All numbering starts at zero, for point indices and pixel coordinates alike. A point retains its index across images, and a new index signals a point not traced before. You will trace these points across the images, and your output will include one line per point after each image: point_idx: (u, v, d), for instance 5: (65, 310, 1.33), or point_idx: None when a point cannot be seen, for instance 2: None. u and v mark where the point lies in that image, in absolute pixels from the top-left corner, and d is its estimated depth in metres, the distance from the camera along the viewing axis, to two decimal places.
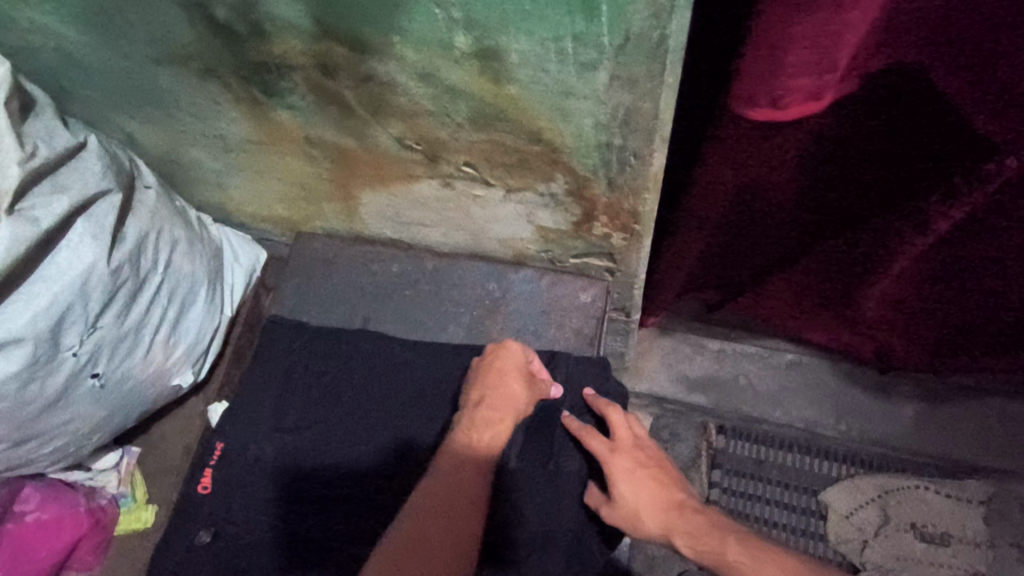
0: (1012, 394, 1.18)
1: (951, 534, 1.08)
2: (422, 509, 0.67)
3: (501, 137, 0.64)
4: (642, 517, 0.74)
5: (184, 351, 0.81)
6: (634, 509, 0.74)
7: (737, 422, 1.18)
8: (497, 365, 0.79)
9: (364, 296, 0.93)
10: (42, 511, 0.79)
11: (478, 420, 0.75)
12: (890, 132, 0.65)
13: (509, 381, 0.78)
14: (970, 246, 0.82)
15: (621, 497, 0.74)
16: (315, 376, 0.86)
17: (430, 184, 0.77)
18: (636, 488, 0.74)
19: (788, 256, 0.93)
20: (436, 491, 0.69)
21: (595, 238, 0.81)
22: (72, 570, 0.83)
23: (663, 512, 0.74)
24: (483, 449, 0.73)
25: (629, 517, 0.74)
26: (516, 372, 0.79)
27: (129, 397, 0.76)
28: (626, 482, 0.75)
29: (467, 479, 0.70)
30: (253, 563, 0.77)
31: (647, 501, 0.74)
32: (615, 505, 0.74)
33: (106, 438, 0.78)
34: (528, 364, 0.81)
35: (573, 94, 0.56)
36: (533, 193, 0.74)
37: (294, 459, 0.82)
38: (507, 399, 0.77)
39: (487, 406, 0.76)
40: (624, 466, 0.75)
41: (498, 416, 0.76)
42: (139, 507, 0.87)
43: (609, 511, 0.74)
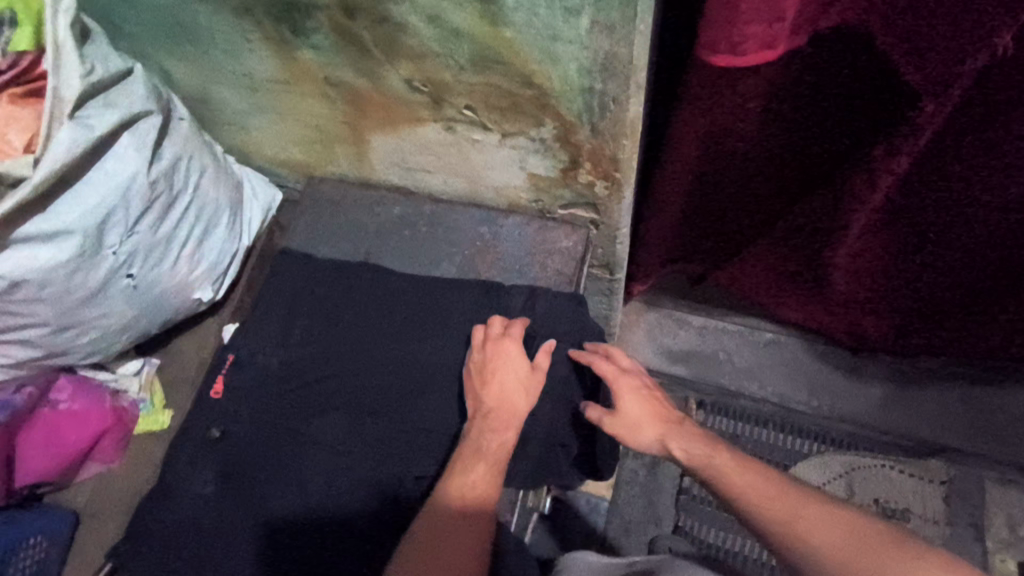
0: (976, 378, 1.25)
1: (912, 511, 1.15)
2: (435, 528, 0.68)
3: (498, 79, 0.74)
4: (642, 427, 0.81)
5: (205, 269, 0.91)
6: (635, 418, 0.81)
7: (717, 398, 1.27)
8: (499, 376, 0.80)
9: (368, 235, 1.01)
10: (74, 402, 0.89)
11: (483, 424, 0.78)
12: (830, 91, 0.74)
13: (510, 383, 0.81)
14: (925, 211, 0.89)
15: (625, 408, 0.82)
16: (321, 300, 0.95)
17: (436, 128, 0.86)
18: (640, 403, 0.82)
19: (767, 220, 1.01)
20: (444, 502, 0.70)
21: (580, 187, 0.90)
22: (95, 462, 0.92)
23: (661, 423, 0.81)
24: (491, 456, 0.75)
25: (629, 426, 0.81)
26: (518, 371, 0.81)
27: (155, 301, 0.85)
28: (631, 397, 0.82)
29: (480, 483, 0.72)
30: (258, 457, 0.86)
31: (646, 413, 0.81)
32: (618, 416, 0.81)
33: (133, 340, 0.88)
34: (527, 368, 0.82)
35: (560, 38, 0.66)
36: (526, 138, 0.83)
37: (298, 369, 0.91)
38: (511, 410, 0.79)
39: (490, 410, 0.79)
40: (630, 384, 0.83)
41: (502, 421, 0.78)
42: (157, 411, 0.96)
43: (612, 421, 0.81)
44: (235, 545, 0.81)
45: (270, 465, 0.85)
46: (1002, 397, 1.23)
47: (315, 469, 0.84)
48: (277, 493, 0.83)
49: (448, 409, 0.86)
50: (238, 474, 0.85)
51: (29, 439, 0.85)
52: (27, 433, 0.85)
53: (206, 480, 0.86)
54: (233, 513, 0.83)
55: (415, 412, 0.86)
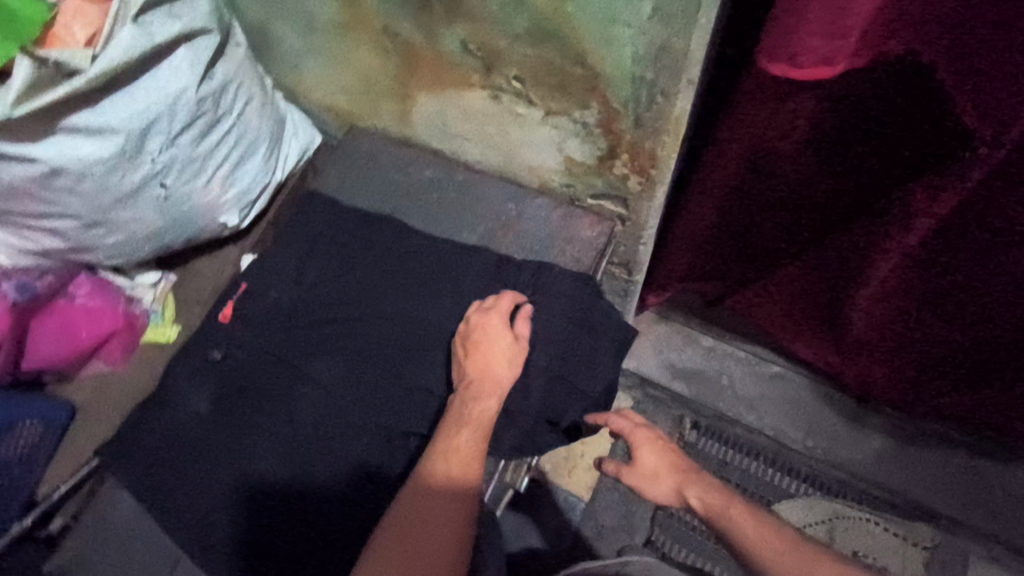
0: (979, 450, 1.22)
1: (889, 569, 1.14)
2: (413, 500, 0.71)
3: (551, 55, 0.75)
4: (661, 476, 0.81)
5: (235, 194, 0.93)
6: (651, 470, 0.81)
7: (713, 421, 1.28)
8: (482, 345, 0.81)
9: (398, 192, 1.02)
10: (90, 298, 0.91)
11: (465, 393, 0.79)
12: (877, 125, 0.74)
13: (493, 351, 0.81)
14: (958, 272, 0.87)
15: (641, 459, 0.82)
16: (339, 246, 0.96)
17: (482, 96, 0.87)
18: (656, 455, 0.82)
19: (793, 253, 1.00)
20: (423, 473, 0.73)
21: (613, 178, 0.90)
22: (99, 362, 0.93)
23: (679, 472, 0.81)
24: (472, 423, 0.76)
25: (646, 478, 0.81)
26: (503, 341, 0.82)
27: (183, 217, 0.88)
28: (646, 446, 0.83)
29: (460, 451, 0.74)
30: (254, 384, 0.88)
31: (664, 463, 0.81)
32: (635, 469, 0.82)
33: (156, 250, 0.91)
34: (511, 338, 0.83)
35: (620, 21, 0.66)
36: (568, 119, 0.83)
37: (305, 307, 0.92)
38: (492, 379, 0.80)
39: (473, 377, 0.79)
40: (646, 436, 0.84)
41: (484, 390, 0.79)
42: (166, 324, 0.97)
43: (629, 473, 0.82)
44: (218, 466, 0.83)
45: (264, 392, 0.87)
46: (1001, 472, 1.20)
47: (303, 405, 0.85)
48: (266, 423, 0.85)
49: (442, 369, 0.85)
50: (234, 397, 0.87)
51: (43, 324, 0.88)
52: (42, 318, 0.88)
53: (201, 399, 0.88)
54: (219, 432, 0.85)
55: (411, 368, 0.86)
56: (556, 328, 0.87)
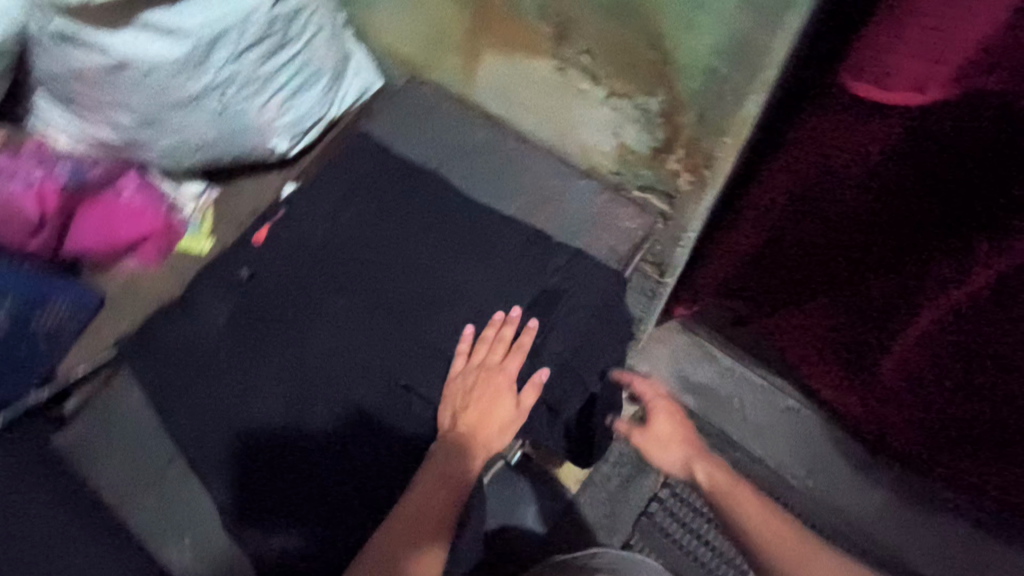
0: (988, 528, 1.17)
1: None
2: (389, 547, 0.72)
3: (628, 33, 0.74)
4: (671, 446, 0.87)
5: (289, 121, 0.93)
6: (662, 437, 0.87)
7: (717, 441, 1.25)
8: (482, 406, 0.80)
9: (446, 149, 1.00)
10: (135, 195, 0.93)
11: (458, 442, 0.78)
12: (947, 173, 0.71)
13: (493, 418, 0.80)
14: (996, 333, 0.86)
15: (655, 426, 0.88)
16: (380, 191, 0.95)
17: (549, 65, 0.86)
18: (671, 425, 0.88)
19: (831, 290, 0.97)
20: (401, 522, 0.74)
21: (665, 173, 0.89)
22: (131, 260, 0.95)
23: (690, 446, 0.86)
24: (454, 485, 0.76)
25: (655, 443, 0.87)
26: (505, 408, 0.81)
27: (236, 133, 0.90)
28: (663, 415, 0.89)
29: (439, 508, 0.75)
30: (273, 308, 0.87)
31: (677, 435, 0.87)
32: (647, 433, 0.87)
33: (205, 163, 0.93)
34: (512, 406, 0.81)
35: (705, 7, 0.64)
36: (631, 103, 0.82)
37: (335, 244, 0.91)
38: (481, 442, 0.79)
39: (470, 430, 0.79)
40: (663, 407, 0.89)
41: (470, 453, 0.78)
42: (202, 236, 0.98)
43: (640, 436, 0.87)
44: (224, 381, 0.84)
45: (280, 317, 0.87)
46: (1007, 554, 1.15)
47: (314, 341, 0.85)
48: (276, 351, 0.85)
49: (458, 330, 0.84)
50: (252, 319, 0.87)
51: (88, 213, 0.90)
52: (88, 207, 0.90)
53: (222, 313, 0.88)
54: (231, 348, 0.86)
55: (427, 325, 0.85)
56: (573, 313, 0.85)
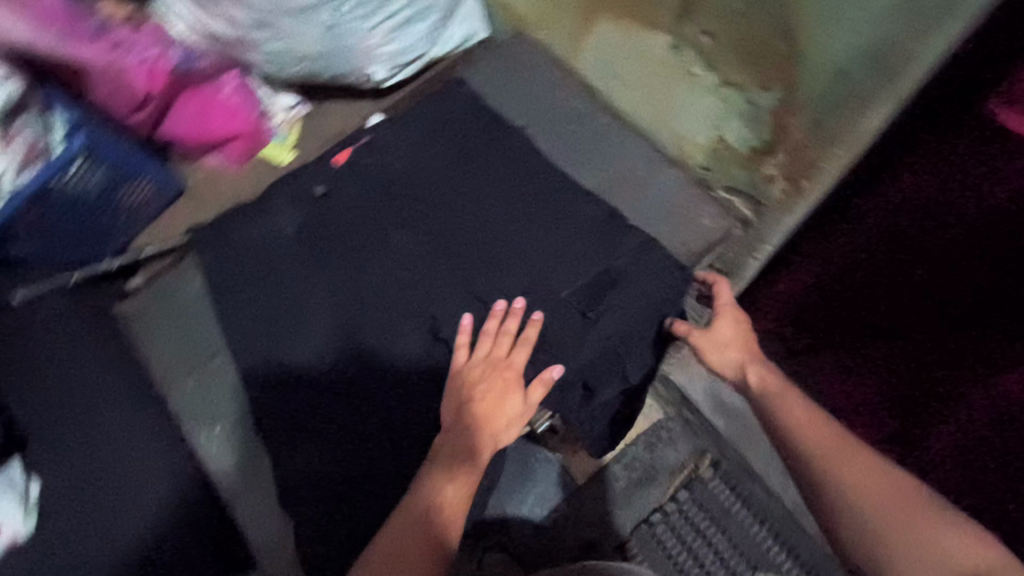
0: None
1: None
2: (412, 521, 0.67)
3: (761, 20, 0.73)
4: (727, 350, 0.77)
5: (392, 50, 0.94)
6: (723, 340, 0.77)
7: (735, 468, 1.14)
8: (488, 398, 0.73)
9: (537, 109, 0.97)
10: (232, 96, 0.94)
11: (461, 438, 0.71)
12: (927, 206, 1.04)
13: (498, 412, 0.73)
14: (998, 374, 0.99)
15: (717, 330, 0.78)
16: (466, 138, 0.93)
17: (665, 42, 0.86)
18: (734, 329, 0.78)
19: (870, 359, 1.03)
20: (417, 503, 0.68)
21: (758, 177, 0.87)
22: (216, 156, 0.98)
23: (752, 352, 0.77)
24: (461, 472, 0.69)
25: (711, 346, 0.77)
26: (511, 405, 0.73)
27: (339, 52, 0.90)
28: (728, 318, 0.78)
29: (450, 490, 0.69)
30: (341, 229, 0.87)
31: (738, 340, 0.77)
32: (705, 335, 0.78)
33: (304, 74, 0.95)
34: (518, 401, 0.74)
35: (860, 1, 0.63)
36: (743, 94, 0.82)
37: (410, 180, 0.90)
38: (486, 433, 0.71)
39: (471, 425, 0.71)
40: (728, 311, 0.79)
41: (478, 445, 0.71)
42: (287, 147, 1.01)
43: (697, 336, 0.78)
44: (280, 289, 0.85)
45: (340, 241, 0.87)
46: None
47: (372, 270, 0.85)
48: (335, 271, 0.85)
49: (514, 289, 0.83)
50: (319, 234, 0.87)
51: (184, 106, 0.92)
52: (184, 99, 0.92)
53: (290, 224, 0.88)
54: (292, 260, 0.86)
55: (483, 279, 0.84)
56: (631, 298, 0.82)
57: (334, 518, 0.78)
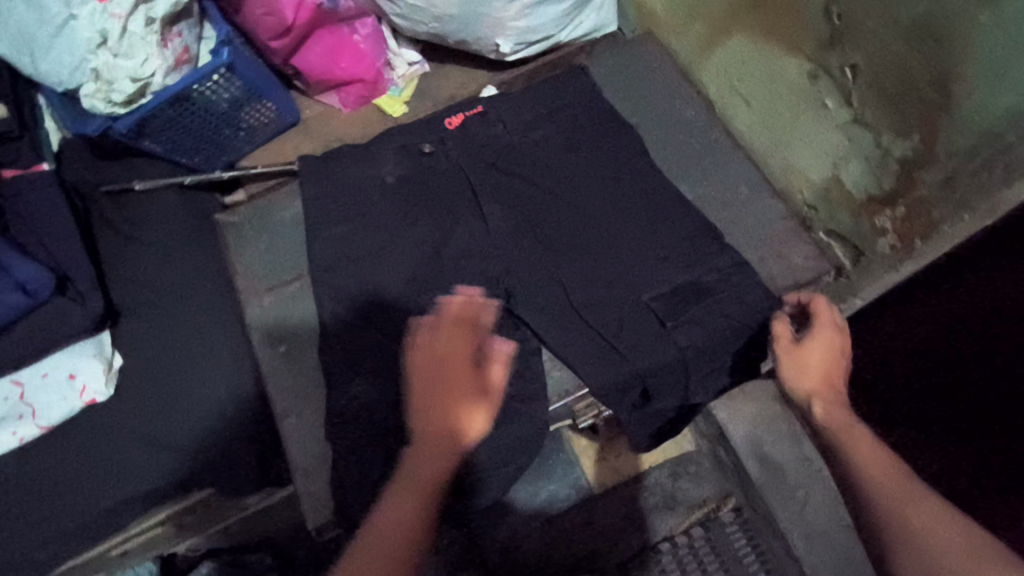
0: None
1: None
2: (365, 557, 0.52)
3: (916, 59, 0.71)
4: (809, 376, 0.64)
5: (522, 26, 0.94)
6: (812, 365, 0.64)
7: (761, 521, 1.01)
8: (448, 393, 0.57)
9: (651, 111, 0.96)
10: (363, 41, 0.98)
11: (416, 457, 0.57)
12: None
13: (460, 411, 0.57)
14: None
15: (807, 352, 0.65)
16: (574, 125, 0.93)
17: (800, 66, 0.83)
18: (823, 357, 0.65)
19: (922, 437, 0.95)
20: (371, 532, 0.54)
21: (867, 228, 0.82)
22: (336, 96, 1.03)
23: (835, 384, 0.64)
24: (426, 489, 0.55)
25: (799, 367, 0.64)
26: (474, 399, 0.58)
27: (472, 18, 0.92)
28: (819, 344, 0.65)
29: (412, 512, 0.54)
30: (437, 188, 0.90)
31: (826, 368, 0.64)
32: (795, 354, 0.65)
33: (430, 34, 0.97)
34: (484, 395, 0.59)
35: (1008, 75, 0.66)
36: (873, 136, 0.79)
37: (511, 154, 0.91)
38: (450, 437, 0.57)
39: (427, 444, 0.57)
40: (821, 340, 0.65)
41: (442, 450, 0.56)
42: (400, 100, 1.04)
43: (786, 353, 0.66)
44: (367, 230, 0.88)
45: (432, 199, 0.89)
46: None
47: (458, 233, 0.87)
48: (423, 227, 0.88)
49: (592, 281, 0.83)
50: (416, 188, 0.90)
51: (317, 41, 0.95)
52: (317, 35, 0.94)
53: (391, 172, 0.91)
54: (387, 205, 0.89)
55: (564, 265, 0.84)
56: (710, 314, 0.81)
57: (366, 458, 0.79)
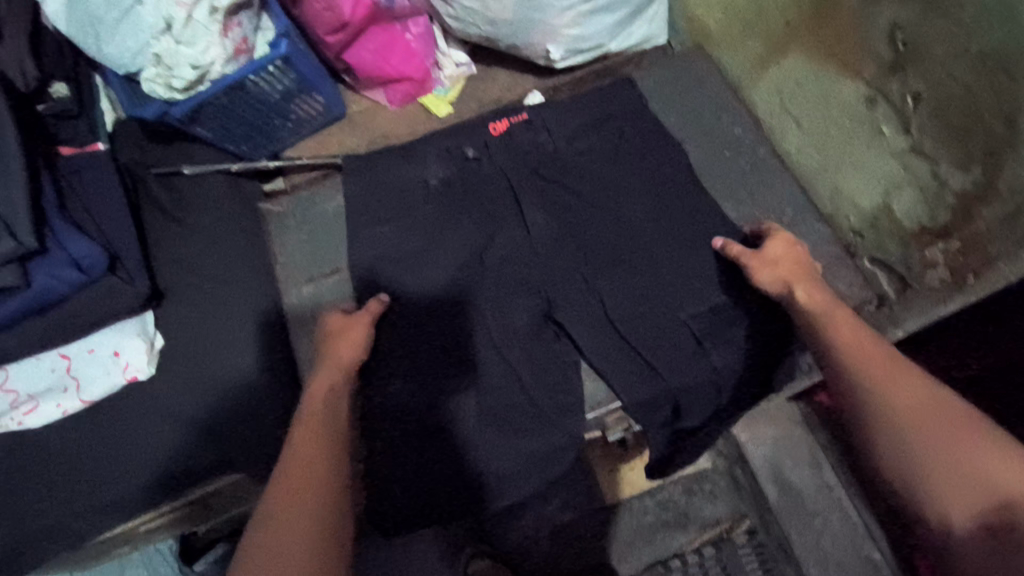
0: None
1: None
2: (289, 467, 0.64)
3: (984, 91, 0.75)
4: (773, 268, 0.78)
5: (574, 35, 0.94)
6: (772, 257, 0.79)
7: (775, 550, 0.99)
8: (327, 342, 0.80)
9: (697, 127, 0.95)
10: (415, 40, 0.99)
11: (303, 435, 0.68)
12: None
13: (336, 349, 0.78)
14: None
15: (764, 249, 0.80)
16: (618, 137, 0.93)
17: (858, 92, 0.85)
18: (785, 251, 0.79)
19: None
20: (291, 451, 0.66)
21: (915, 259, 0.81)
22: (384, 94, 1.04)
23: (795, 275, 0.77)
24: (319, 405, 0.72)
25: (763, 264, 0.78)
26: (345, 336, 0.80)
27: (525, 23, 0.92)
28: (778, 240, 0.80)
29: (314, 424, 0.69)
30: (476, 194, 0.90)
31: (786, 258, 0.78)
32: (753, 256, 0.79)
33: (482, 36, 0.96)
34: (347, 329, 0.80)
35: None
36: (931, 167, 0.80)
37: (553, 164, 0.91)
38: (332, 365, 0.77)
39: (310, 423, 0.69)
40: (777, 244, 0.80)
41: (327, 375, 0.76)
42: (445, 101, 1.06)
43: (747, 257, 0.79)
44: (406, 230, 0.89)
45: (472, 203, 0.89)
46: None
47: (496, 237, 0.88)
48: (461, 229, 0.88)
49: (630, 295, 0.83)
50: (457, 193, 0.90)
51: (373, 36, 0.95)
52: (373, 31, 0.94)
53: (434, 174, 0.91)
54: (427, 208, 0.90)
55: (602, 277, 0.84)
56: (747, 334, 0.81)
57: (399, 458, 0.80)
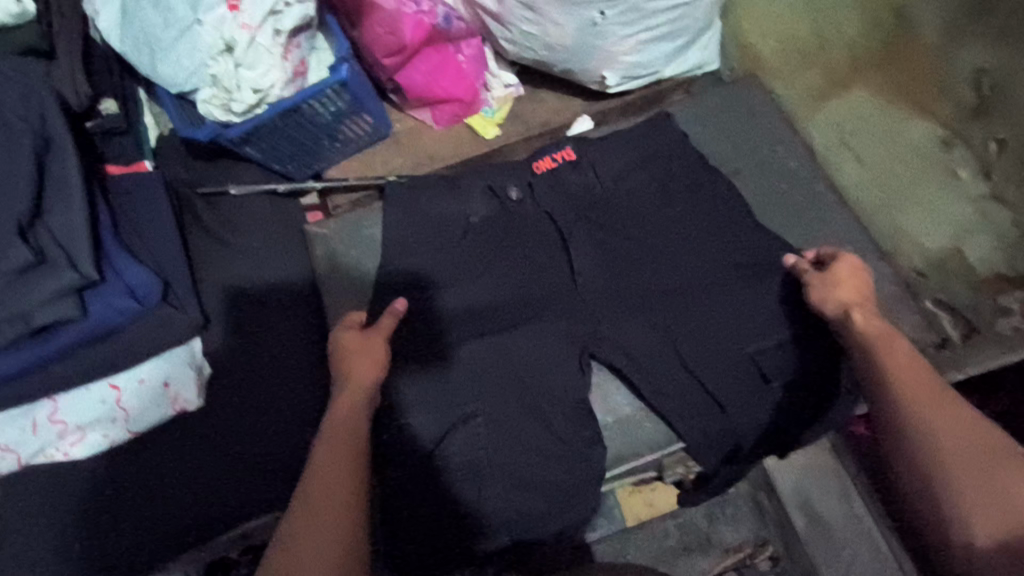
0: None
1: None
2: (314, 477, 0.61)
3: None
4: (838, 289, 0.75)
5: (631, 61, 0.92)
6: (837, 275, 0.76)
7: None
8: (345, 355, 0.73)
9: (750, 156, 0.93)
10: (467, 61, 0.97)
11: (328, 454, 0.62)
12: None
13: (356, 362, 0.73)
14: None
15: (833, 268, 0.77)
16: (669, 172, 0.88)
17: (934, 133, 0.90)
18: (850, 272, 0.76)
19: None
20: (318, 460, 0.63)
21: (983, 304, 0.81)
22: (431, 113, 1.02)
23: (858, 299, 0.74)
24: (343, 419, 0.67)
25: (827, 282, 0.76)
26: (366, 348, 0.74)
27: (584, 50, 0.90)
28: (848, 260, 0.78)
29: (341, 438, 0.65)
30: (521, 230, 0.86)
31: (851, 279, 0.75)
32: (817, 275, 0.77)
33: (537, 59, 0.94)
34: (367, 341, 0.74)
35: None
36: (1008, 215, 0.85)
37: (599, 201, 0.87)
38: (353, 379, 0.71)
39: (338, 435, 0.65)
40: (844, 265, 0.77)
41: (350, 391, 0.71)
42: (493, 122, 1.02)
43: (811, 276, 0.77)
44: (451, 259, 0.86)
45: (518, 234, 0.87)
46: None
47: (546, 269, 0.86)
48: (508, 259, 0.86)
49: (687, 333, 0.81)
50: (502, 224, 0.87)
51: (426, 58, 0.93)
52: (428, 52, 0.93)
53: (476, 210, 0.87)
54: (469, 246, 0.86)
55: (658, 312, 0.82)
56: (807, 378, 0.79)
57: (432, 498, 0.77)
